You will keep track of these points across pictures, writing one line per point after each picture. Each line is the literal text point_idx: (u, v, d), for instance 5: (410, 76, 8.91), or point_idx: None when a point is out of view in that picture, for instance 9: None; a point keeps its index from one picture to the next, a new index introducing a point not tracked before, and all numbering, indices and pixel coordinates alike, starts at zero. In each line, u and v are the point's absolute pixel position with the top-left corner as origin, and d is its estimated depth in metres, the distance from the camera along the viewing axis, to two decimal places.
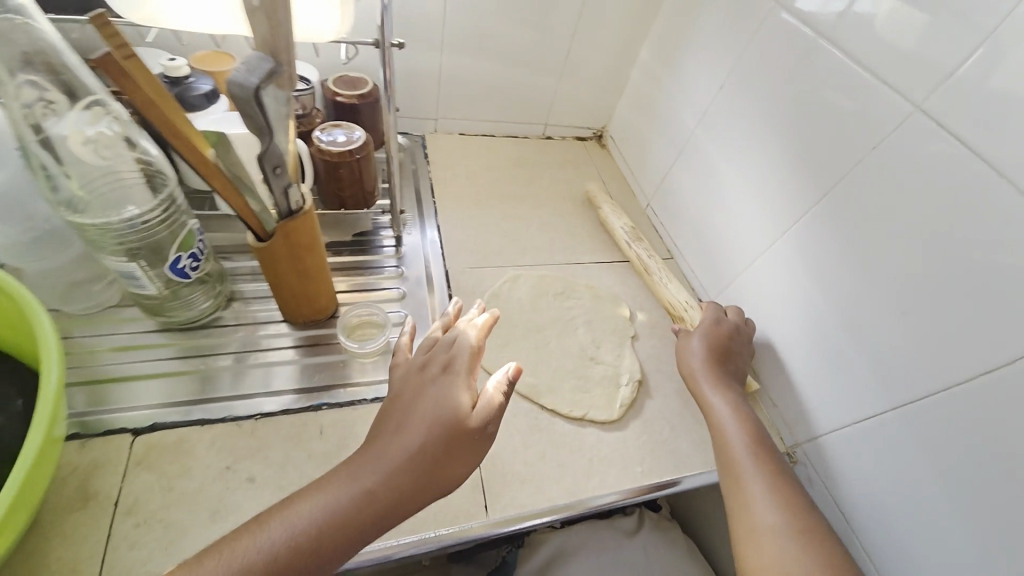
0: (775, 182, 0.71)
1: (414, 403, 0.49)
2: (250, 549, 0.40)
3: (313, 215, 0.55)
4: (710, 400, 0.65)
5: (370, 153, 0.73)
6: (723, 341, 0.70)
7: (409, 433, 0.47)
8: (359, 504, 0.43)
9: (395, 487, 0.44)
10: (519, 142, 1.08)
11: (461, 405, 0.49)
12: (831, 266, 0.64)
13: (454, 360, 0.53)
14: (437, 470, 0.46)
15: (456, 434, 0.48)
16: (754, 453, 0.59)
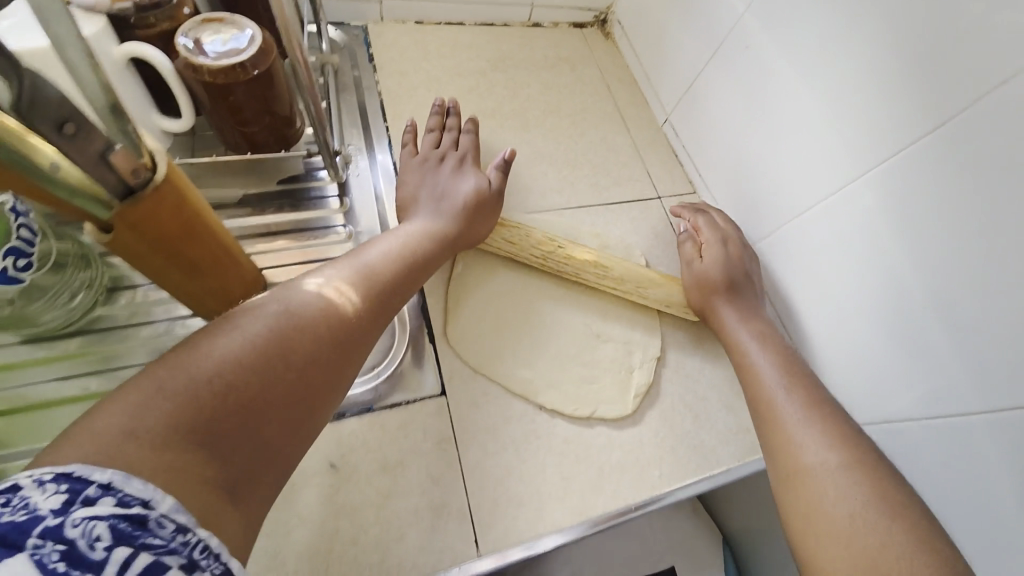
0: (857, 97, 0.51)
1: (423, 176, 0.58)
2: (299, 300, 0.37)
3: (174, 188, 0.35)
4: (726, 320, 0.57)
5: (276, 65, 0.49)
6: (737, 257, 0.61)
7: (437, 205, 0.55)
8: (400, 262, 0.46)
9: (426, 248, 0.50)
10: (497, 32, 0.81)
11: (476, 185, 0.57)
12: (926, 225, 0.47)
13: (463, 158, 0.60)
14: (463, 233, 0.55)
15: (474, 204, 0.56)
16: (755, 341, 0.55)
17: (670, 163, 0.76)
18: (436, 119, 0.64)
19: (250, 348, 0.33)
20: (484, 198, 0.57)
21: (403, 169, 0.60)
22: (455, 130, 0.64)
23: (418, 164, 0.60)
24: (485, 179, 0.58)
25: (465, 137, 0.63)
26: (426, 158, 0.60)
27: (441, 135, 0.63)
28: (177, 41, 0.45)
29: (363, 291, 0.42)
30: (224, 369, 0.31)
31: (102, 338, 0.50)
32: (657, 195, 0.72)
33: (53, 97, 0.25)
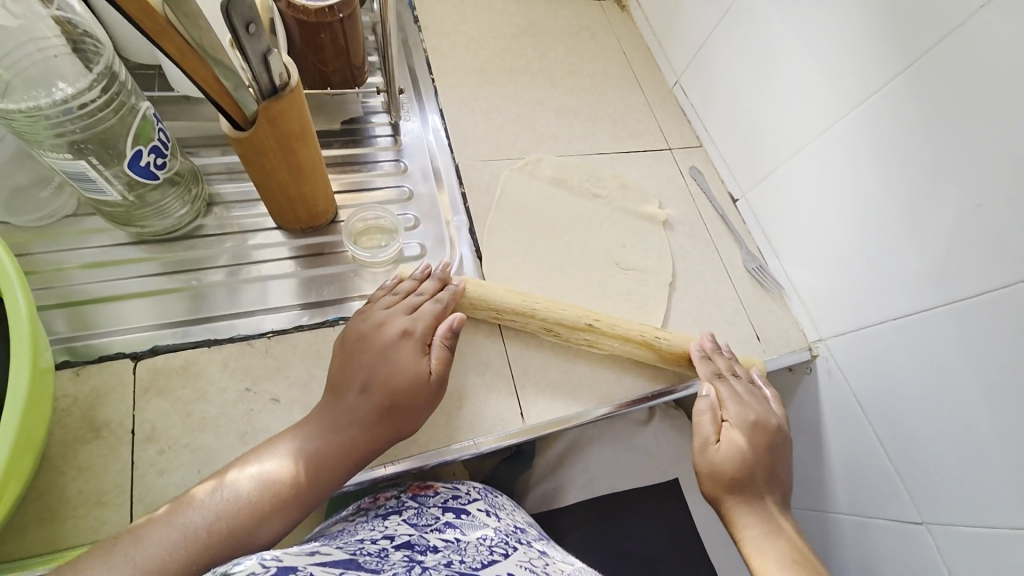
0: (839, 53, 0.61)
1: (355, 352, 0.50)
2: (226, 498, 0.42)
3: (301, 94, 0.44)
4: (741, 530, 0.55)
5: (356, 12, 0.57)
6: (743, 452, 0.56)
7: (362, 391, 0.48)
8: (323, 455, 0.45)
9: (331, 461, 0.45)
10: (525, 2, 0.89)
11: (414, 371, 0.49)
12: (895, 153, 0.57)
13: (416, 327, 0.52)
14: (386, 438, 0.48)
15: (401, 395, 0.48)
16: (758, 547, 0.54)
17: (680, 121, 0.85)
18: (411, 281, 0.56)
19: (172, 547, 0.39)
20: (416, 387, 0.49)
21: (341, 340, 0.52)
22: (428, 298, 0.54)
23: (366, 326, 0.52)
24: (425, 365, 0.50)
25: (435, 298, 0.55)
26: (378, 325, 0.51)
27: (408, 298, 0.54)
28: None
29: (302, 474, 0.44)
30: (140, 567, 0.37)
31: (198, 245, 0.58)
32: (667, 147, 0.81)
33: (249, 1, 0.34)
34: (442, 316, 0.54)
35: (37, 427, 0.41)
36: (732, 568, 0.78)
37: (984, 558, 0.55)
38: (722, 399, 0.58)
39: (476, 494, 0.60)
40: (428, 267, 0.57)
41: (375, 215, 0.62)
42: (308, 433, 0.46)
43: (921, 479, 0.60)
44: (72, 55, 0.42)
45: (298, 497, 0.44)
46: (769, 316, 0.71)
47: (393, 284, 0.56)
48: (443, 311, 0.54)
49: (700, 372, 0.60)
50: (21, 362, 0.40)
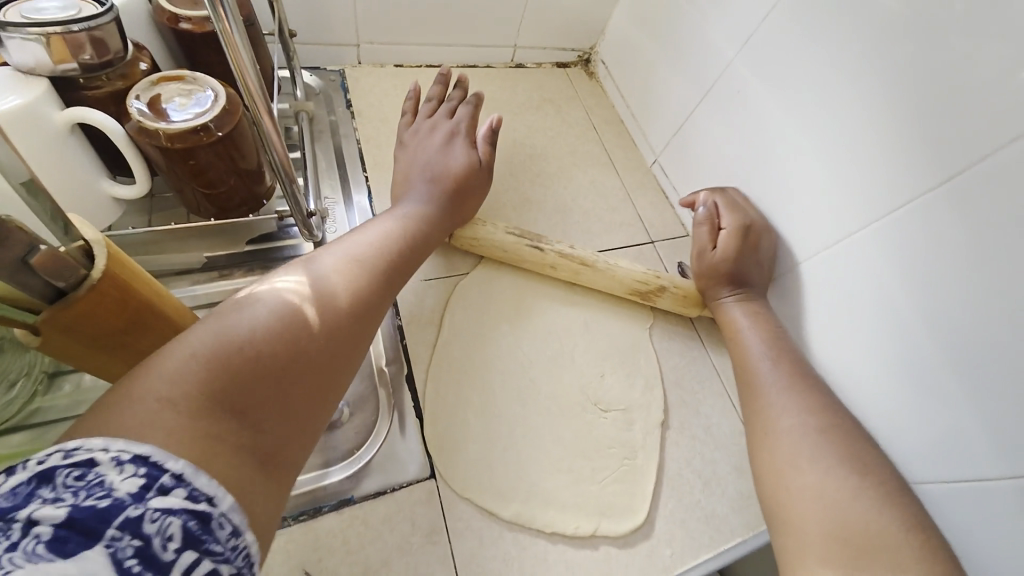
0: (848, 152, 0.49)
1: (413, 157, 0.57)
2: (260, 311, 0.31)
3: (116, 284, 0.30)
4: (731, 314, 0.57)
5: (243, 121, 0.45)
6: (752, 243, 0.57)
7: (429, 179, 0.54)
8: (411, 237, 0.47)
9: (423, 232, 0.49)
10: (480, 74, 0.78)
11: (467, 159, 0.57)
12: (931, 281, 0.43)
13: (458, 130, 0.59)
14: (456, 215, 0.55)
15: (463, 182, 0.55)
16: (745, 330, 0.55)
17: (662, 206, 0.74)
18: (436, 89, 0.64)
19: (256, 337, 0.30)
20: (471, 173, 0.56)
21: (398, 150, 0.60)
22: (455, 101, 0.63)
23: (415, 137, 0.60)
24: (475, 155, 0.58)
25: (466, 108, 0.61)
26: (422, 129, 0.60)
27: (440, 105, 0.62)
28: (132, 105, 0.41)
29: (350, 287, 0.38)
30: (201, 364, 0.27)
31: (40, 434, 0.43)
32: (650, 240, 0.70)
33: None
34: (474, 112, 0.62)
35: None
36: None
37: None
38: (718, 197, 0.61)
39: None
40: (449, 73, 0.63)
41: None
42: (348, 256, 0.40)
43: None
44: None
45: (401, 277, 0.44)
46: None
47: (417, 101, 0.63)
48: (474, 112, 0.61)
49: (700, 197, 0.63)
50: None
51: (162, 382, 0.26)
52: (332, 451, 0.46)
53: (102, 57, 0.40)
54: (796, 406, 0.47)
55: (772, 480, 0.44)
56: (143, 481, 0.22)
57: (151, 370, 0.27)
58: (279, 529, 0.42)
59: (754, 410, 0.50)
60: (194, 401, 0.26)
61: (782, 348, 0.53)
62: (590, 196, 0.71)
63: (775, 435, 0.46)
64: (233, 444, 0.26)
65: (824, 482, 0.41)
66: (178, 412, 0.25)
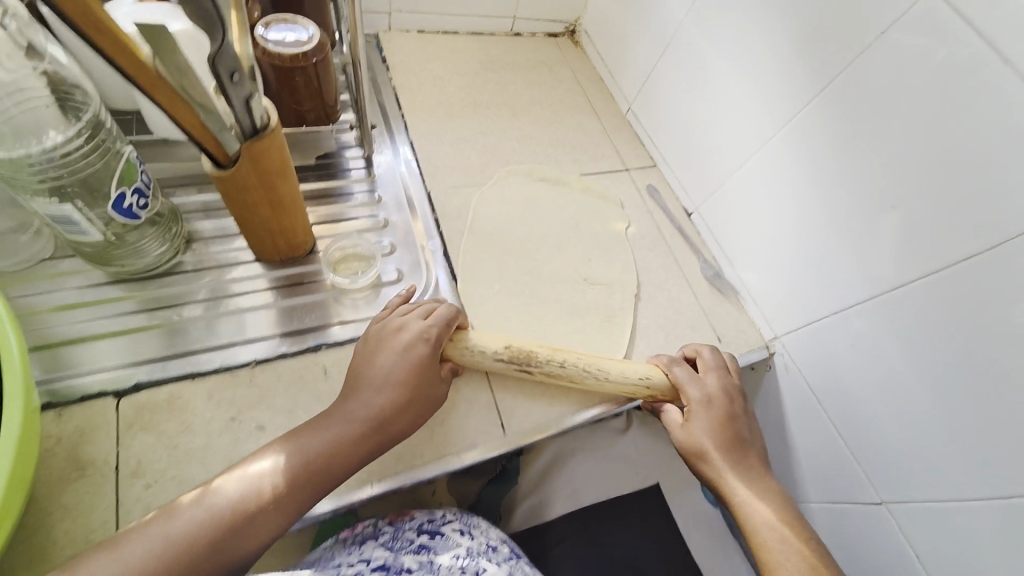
0: (763, 86, 0.69)
1: (374, 353, 0.53)
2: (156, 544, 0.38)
3: (280, 134, 0.47)
4: (727, 487, 0.55)
5: (328, 56, 0.61)
6: (722, 418, 0.58)
7: (378, 388, 0.51)
8: (322, 460, 0.46)
9: (339, 458, 0.47)
10: (486, 41, 0.96)
11: (419, 370, 0.53)
12: (826, 167, 0.63)
13: (424, 339, 0.54)
14: (396, 423, 0.50)
15: (409, 395, 0.51)
16: (750, 522, 0.52)
17: (634, 144, 0.92)
18: (410, 297, 0.60)
19: (168, 544, 0.39)
20: (416, 387, 0.52)
21: (360, 342, 0.56)
22: (430, 307, 0.58)
23: (374, 340, 0.55)
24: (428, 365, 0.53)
25: (442, 315, 0.57)
26: (385, 333, 0.55)
27: (415, 306, 0.58)
28: (256, 32, 0.57)
29: (289, 480, 0.44)
30: None
31: (178, 281, 0.59)
32: (625, 169, 0.88)
33: (232, 55, 0.37)
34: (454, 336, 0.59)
35: (29, 462, 0.41)
36: (715, 564, 0.80)
37: (938, 529, 0.59)
38: (683, 375, 0.61)
39: (452, 514, 0.61)
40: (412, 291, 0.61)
41: (353, 245, 0.64)
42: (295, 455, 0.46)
43: (877, 462, 0.64)
44: (56, 107, 0.44)
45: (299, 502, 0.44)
46: (728, 319, 0.77)
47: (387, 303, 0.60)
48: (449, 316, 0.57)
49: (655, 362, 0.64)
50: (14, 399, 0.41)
51: None
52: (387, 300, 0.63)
53: None
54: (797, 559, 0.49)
55: None
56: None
57: (134, 538, 0.39)
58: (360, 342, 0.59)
59: None
60: None
61: (797, 537, 0.51)
62: (577, 135, 0.89)
63: None
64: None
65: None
66: None
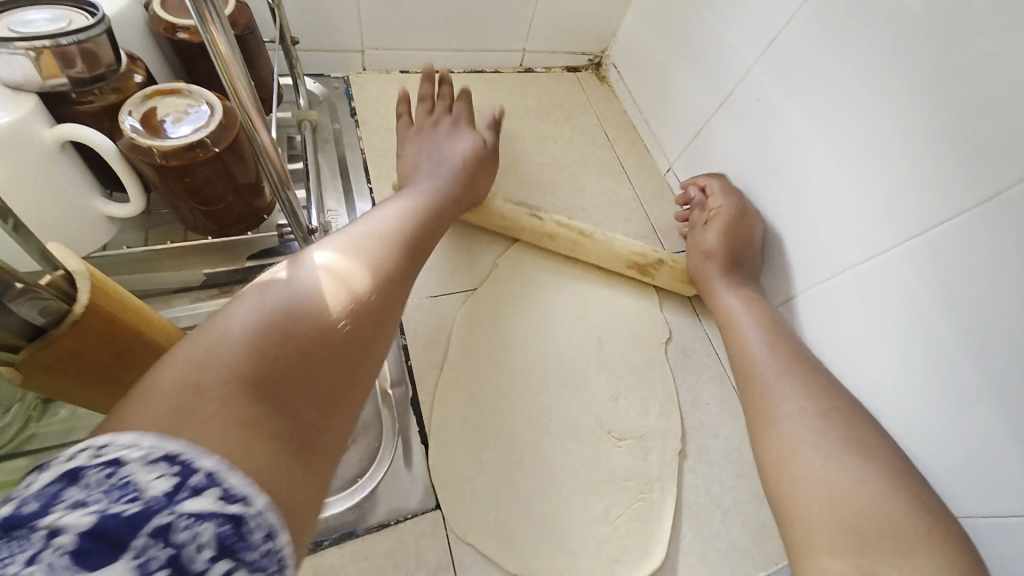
0: (876, 168, 0.46)
1: (420, 144, 0.58)
2: (279, 298, 0.28)
3: (96, 318, 0.28)
4: (727, 307, 0.55)
5: (243, 136, 0.43)
6: (741, 232, 0.57)
7: (436, 165, 0.54)
8: (427, 220, 0.44)
9: (439, 206, 0.48)
10: (487, 79, 0.76)
11: (473, 145, 0.57)
12: (984, 312, 0.40)
13: (457, 120, 0.60)
14: (467, 190, 0.54)
15: (475, 165, 0.56)
16: (739, 318, 0.53)
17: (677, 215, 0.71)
18: (426, 86, 0.62)
19: (283, 308, 0.28)
20: (474, 162, 0.56)
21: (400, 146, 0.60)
22: (447, 99, 0.62)
23: (412, 134, 0.59)
24: (480, 137, 0.59)
25: (462, 99, 0.62)
26: (419, 128, 0.60)
27: (436, 104, 0.62)
28: (123, 121, 0.39)
29: (370, 262, 0.34)
30: (195, 401, 0.23)
31: (32, 463, 0.42)
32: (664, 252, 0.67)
33: None
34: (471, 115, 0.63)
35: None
36: None
37: None
38: (710, 184, 0.62)
39: None
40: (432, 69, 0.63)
41: None
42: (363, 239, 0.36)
43: None
44: None
45: (409, 273, 0.37)
46: None
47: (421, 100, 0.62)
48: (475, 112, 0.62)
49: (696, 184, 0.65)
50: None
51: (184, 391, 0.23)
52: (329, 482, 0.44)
53: (93, 71, 0.38)
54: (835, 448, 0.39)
55: (788, 490, 0.39)
56: (114, 513, 0.19)
57: (209, 328, 0.26)
58: None
59: (778, 449, 0.42)
60: (223, 392, 0.23)
61: (804, 374, 0.47)
62: (601, 204, 0.68)
63: (800, 463, 0.40)
64: (271, 422, 0.24)
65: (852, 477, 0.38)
66: (225, 380, 0.24)
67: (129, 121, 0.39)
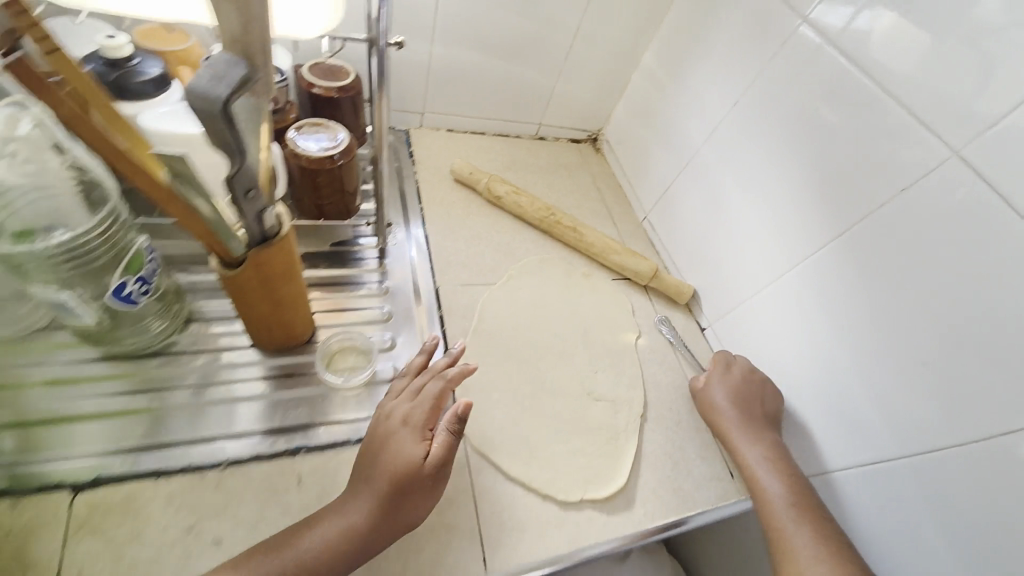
0: (781, 217, 0.69)
1: (383, 437, 0.51)
2: (306, 546, 0.45)
3: (290, 239, 0.47)
4: (744, 454, 0.63)
5: (354, 158, 0.64)
6: (749, 393, 0.67)
7: (405, 433, 0.51)
8: (398, 496, 0.47)
9: (410, 484, 0.48)
10: (511, 142, 1.01)
11: (415, 458, 0.49)
12: (846, 307, 0.61)
13: (422, 411, 0.52)
14: (406, 473, 0.48)
15: (405, 484, 0.48)
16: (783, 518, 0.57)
17: (649, 250, 0.92)
18: (420, 359, 0.59)
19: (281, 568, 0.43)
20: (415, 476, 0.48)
21: (369, 438, 0.52)
22: (432, 375, 0.57)
23: (385, 420, 0.53)
24: (427, 449, 0.50)
25: (437, 389, 0.55)
26: (391, 416, 0.53)
27: (417, 377, 0.57)
28: (289, 135, 0.61)
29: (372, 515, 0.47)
30: None
31: (168, 363, 0.57)
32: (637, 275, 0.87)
33: (250, 173, 0.39)
34: (442, 393, 0.55)
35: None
36: None
37: None
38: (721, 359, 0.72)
39: None
40: (431, 343, 0.61)
41: (349, 336, 0.62)
42: (363, 495, 0.48)
43: None
44: (74, 201, 0.45)
45: (379, 537, 0.47)
46: None
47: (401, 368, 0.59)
48: (447, 388, 0.55)
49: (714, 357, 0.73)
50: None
51: None
52: (379, 401, 0.60)
53: (275, 104, 0.62)
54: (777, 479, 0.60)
55: None
56: None
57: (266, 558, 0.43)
58: (345, 447, 0.56)
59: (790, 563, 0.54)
60: None
61: (793, 485, 0.60)
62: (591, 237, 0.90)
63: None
64: None
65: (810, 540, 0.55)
66: None
67: (293, 136, 0.61)
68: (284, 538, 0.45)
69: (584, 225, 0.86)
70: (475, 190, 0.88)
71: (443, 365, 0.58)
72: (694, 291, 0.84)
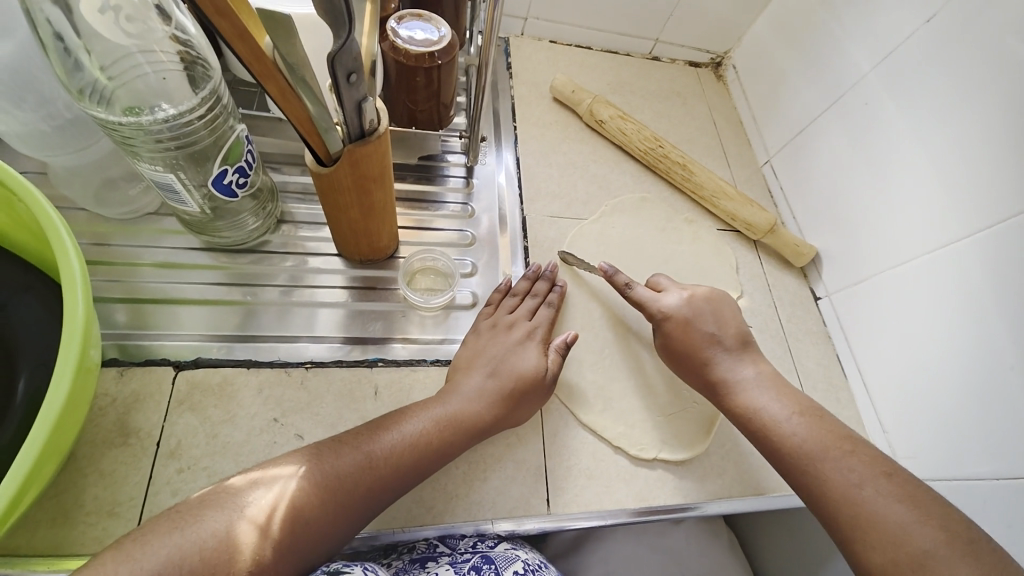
0: (958, 171, 0.54)
1: (494, 347, 0.54)
2: (414, 425, 0.46)
3: (387, 139, 0.44)
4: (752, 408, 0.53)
5: (454, 60, 0.58)
6: (685, 329, 0.58)
7: (518, 348, 0.54)
8: (507, 400, 0.50)
9: (521, 387, 0.51)
10: (620, 60, 0.88)
11: (536, 367, 0.53)
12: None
13: (534, 331, 0.56)
14: (526, 379, 0.52)
15: (522, 390, 0.51)
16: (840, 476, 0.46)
17: (765, 201, 0.80)
18: (525, 283, 0.61)
19: (385, 448, 0.44)
20: (529, 382, 0.52)
21: (475, 344, 0.55)
22: (538, 299, 0.60)
23: (492, 333, 0.55)
24: (545, 363, 0.54)
25: (546, 313, 0.59)
26: (496, 327, 0.56)
27: (525, 301, 0.59)
28: (388, 26, 0.56)
29: (477, 412, 0.49)
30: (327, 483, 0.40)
31: (258, 261, 0.57)
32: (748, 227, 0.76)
33: (355, 53, 0.34)
34: (551, 315, 0.59)
35: (63, 429, 0.37)
36: None
37: None
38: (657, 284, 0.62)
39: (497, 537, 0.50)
40: (535, 267, 0.62)
41: (431, 256, 0.60)
42: (470, 395, 0.50)
43: None
44: (179, 77, 0.43)
45: (480, 433, 0.49)
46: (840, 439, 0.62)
47: (500, 288, 0.60)
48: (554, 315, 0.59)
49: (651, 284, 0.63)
50: (69, 358, 0.37)
51: (316, 472, 0.41)
52: (455, 327, 0.59)
53: None
54: (841, 461, 0.47)
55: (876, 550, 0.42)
56: None
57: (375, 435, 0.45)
58: (420, 366, 0.55)
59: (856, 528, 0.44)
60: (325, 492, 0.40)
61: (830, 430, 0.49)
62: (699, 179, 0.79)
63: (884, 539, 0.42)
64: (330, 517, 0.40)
65: (910, 518, 0.42)
66: (341, 481, 0.41)
67: (393, 27, 0.56)
68: (386, 419, 0.47)
69: (695, 163, 0.75)
70: (575, 112, 0.79)
71: (546, 290, 0.61)
72: (814, 254, 0.72)
